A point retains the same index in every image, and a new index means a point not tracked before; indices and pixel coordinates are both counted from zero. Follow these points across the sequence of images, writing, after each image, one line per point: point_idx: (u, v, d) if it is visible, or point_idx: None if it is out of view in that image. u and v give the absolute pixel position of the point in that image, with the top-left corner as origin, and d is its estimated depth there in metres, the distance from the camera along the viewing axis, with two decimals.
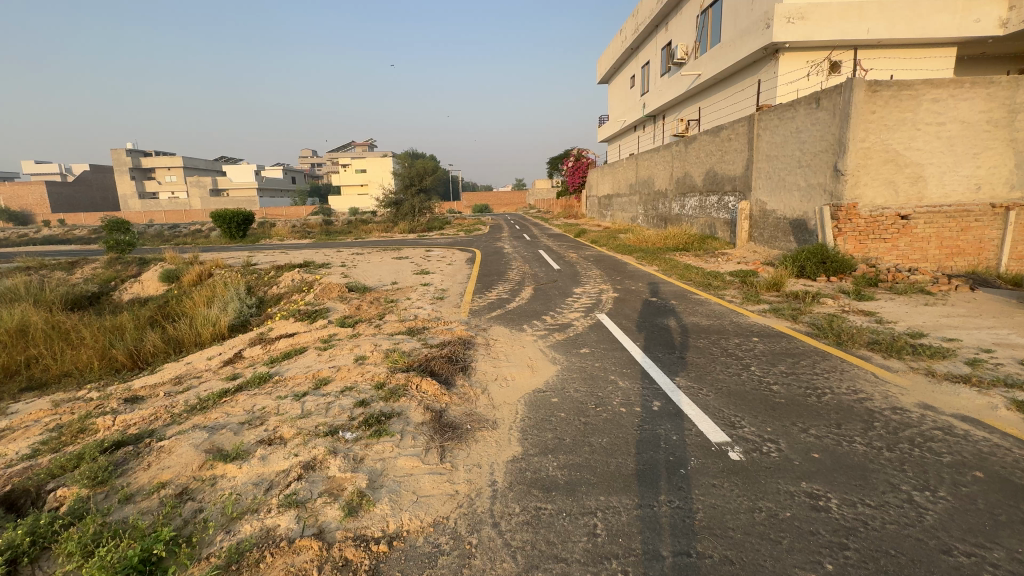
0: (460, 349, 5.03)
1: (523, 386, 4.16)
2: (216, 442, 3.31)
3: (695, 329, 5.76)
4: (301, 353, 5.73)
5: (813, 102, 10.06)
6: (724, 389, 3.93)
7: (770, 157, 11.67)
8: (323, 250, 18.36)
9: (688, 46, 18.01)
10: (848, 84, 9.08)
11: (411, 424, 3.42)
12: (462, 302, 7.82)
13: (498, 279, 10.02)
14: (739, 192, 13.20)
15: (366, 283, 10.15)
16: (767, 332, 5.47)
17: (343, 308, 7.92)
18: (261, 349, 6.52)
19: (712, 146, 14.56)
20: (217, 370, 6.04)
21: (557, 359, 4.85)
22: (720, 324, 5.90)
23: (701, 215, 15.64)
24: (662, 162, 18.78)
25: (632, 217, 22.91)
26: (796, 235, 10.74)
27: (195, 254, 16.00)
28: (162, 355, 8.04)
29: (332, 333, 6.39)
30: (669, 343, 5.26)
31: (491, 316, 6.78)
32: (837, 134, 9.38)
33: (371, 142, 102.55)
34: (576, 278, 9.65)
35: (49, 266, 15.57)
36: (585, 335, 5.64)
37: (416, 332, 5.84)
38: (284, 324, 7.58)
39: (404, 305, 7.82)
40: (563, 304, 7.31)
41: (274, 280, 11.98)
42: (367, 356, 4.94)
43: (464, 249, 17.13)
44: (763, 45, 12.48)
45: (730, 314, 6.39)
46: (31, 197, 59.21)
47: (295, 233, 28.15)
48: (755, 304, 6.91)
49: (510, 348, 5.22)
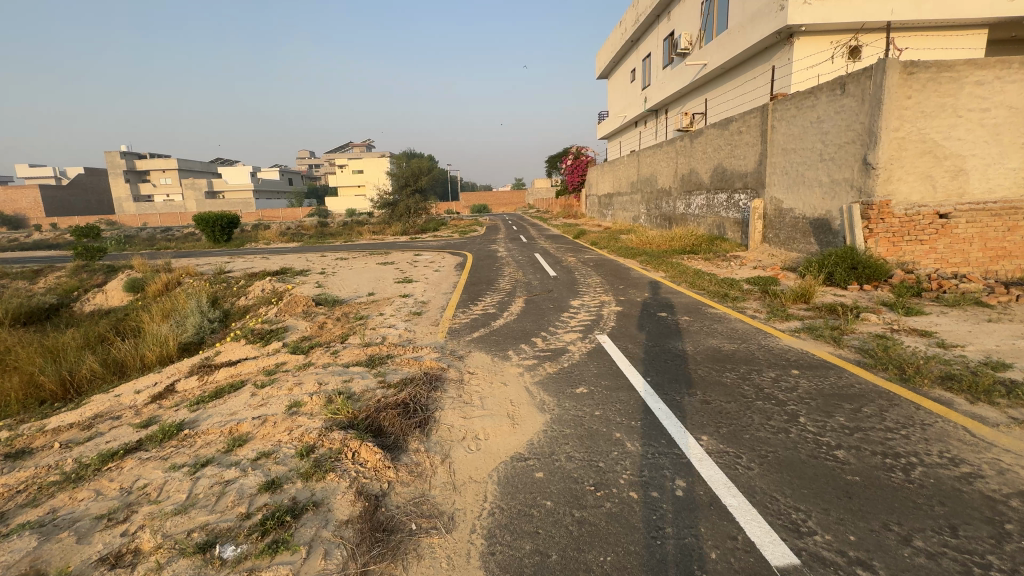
0: (422, 391, 3.96)
1: (497, 451, 3.11)
2: (37, 562, 2.25)
3: (717, 357, 4.68)
4: (235, 391, 4.67)
5: (837, 88, 9.00)
6: (770, 457, 2.87)
7: (786, 150, 10.63)
8: (306, 255, 17.30)
9: (692, 35, 16.95)
10: (879, 65, 8.02)
11: (329, 527, 2.37)
12: (441, 319, 6.76)
13: (486, 289, 8.96)
14: (751, 189, 12.14)
15: (339, 293, 9.11)
16: (806, 362, 4.40)
17: (304, 326, 6.85)
18: (196, 381, 5.46)
19: (720, 141, 13.51)
20: (139, 410, 5.00)
21: (545, 404, 3.78)
22: (745, 350, 4.83)
23: (708, 215, 14.56)
24: (666, 159, 17.72)
25: (634, 217, 21.83)
26: (818, 237, 9.67)
27: (168, 261, 14.97)
28: (99, 382, 7.00)
29: (279, 362, 5.33)
30: (686, 378, 4.19)
31: (471, 338, 5.70)
32: (867, 123, 8.33)
33: (368, 143, 101.34)
34: (573, 287, 8.60)
35: (11, 275, 14.53)
36: (582, 366, 4.56)
37: (376, 364, 4.77)
38: (233, 346, 6.49)
39: (375, 322, 6.77)
40: (559, 322, 6.26)
41: (244, 290, 10.94)
42: (303, 401, 3.88)
43: (455, 252, 15.97)
44: (777, 28, 11.41)
45: (756, 335, 5.33)
46: (23, 200, 58.35)
47: (284, 236, 27.05)
48: (783, 321, 5.84)
49: (488, 387, 4.15)
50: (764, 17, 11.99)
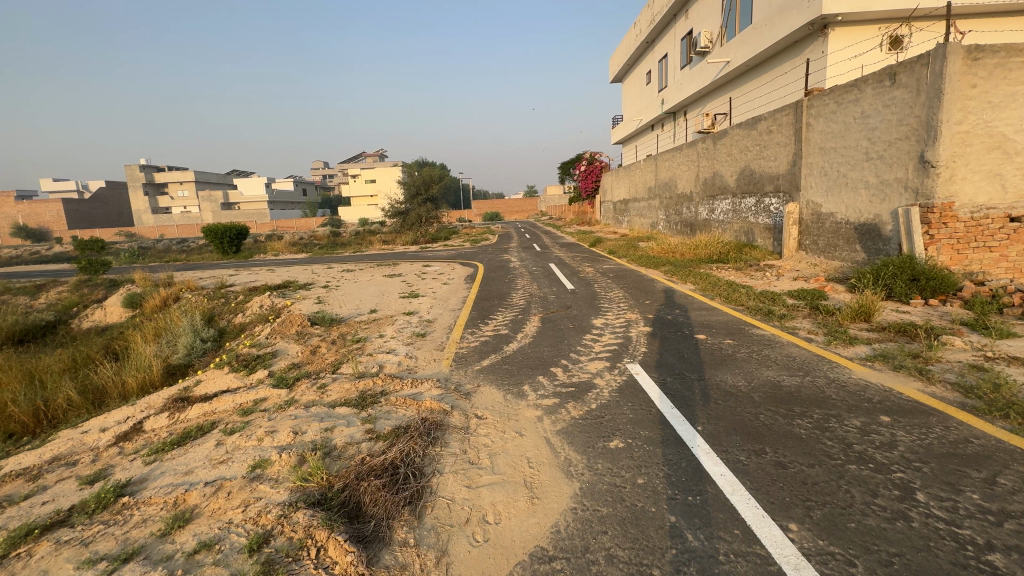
0: (417, 446, 3.19)
1: (510, 544, 2.31)
2: None
3: (778, 396, 3.82)
4: (201, 437, 3.93)
5: (885, 79, 8.12)
6: (898, 567, 2.03)
7: (825, 149, 9.73)
8: (313, 266, 16.76)
9: (713, 32, 16.10)
10: (937, 51, 7.11)
11: None
12: (447, 343, 5.98)
13: (498, 305, 8.20)
14: (783, 193, 11.22)
15: (339, 310, 8.43)
16: (896, 406, 3.51)
17: (296, 351, 6.15)
18: (166, 418, 4.75)
19: (747, 141, 12.63)
20: (97, 456, 4.31)
21: (572, 466, 2.97)
22: (811, 388, 3.95)
23: (734, 221, 13.63)
24: (686, 162, 16.85)
25: (652, 223, 20.94)
26: (865, 244, 8.73)
27: (170, 275, 14.52)
28: (75, 412, 6.35)
29: (259, 398, 4.61)
30: (746, 425, 3.34)
31: (479, 368, 4.91)
32: (923, 117, 7.41)
33: (381, 154, 101.87)
34: (595, 303, 7.77)
35: (14, 291, 14.21)
36: (614, 409, 3.74)
37: (366, 404, 4.01)
38: (215, 374, 5.79)
39: (374, 346, 6.05)
40: (581, 347, 5.47)
41: (243, 306, 10.32)
42: (269, 460, 3.12)
43: (466, 263, 15.29)
44: (811, 19, 10.55)
45: (818, 365, 4.47)
46: (46, 214, 59.54)
47: (294, 247, 26.61)
48: (847, 347, 4.93)
49: (500, 439, 3.35)
50: (796, 7, 11.13)
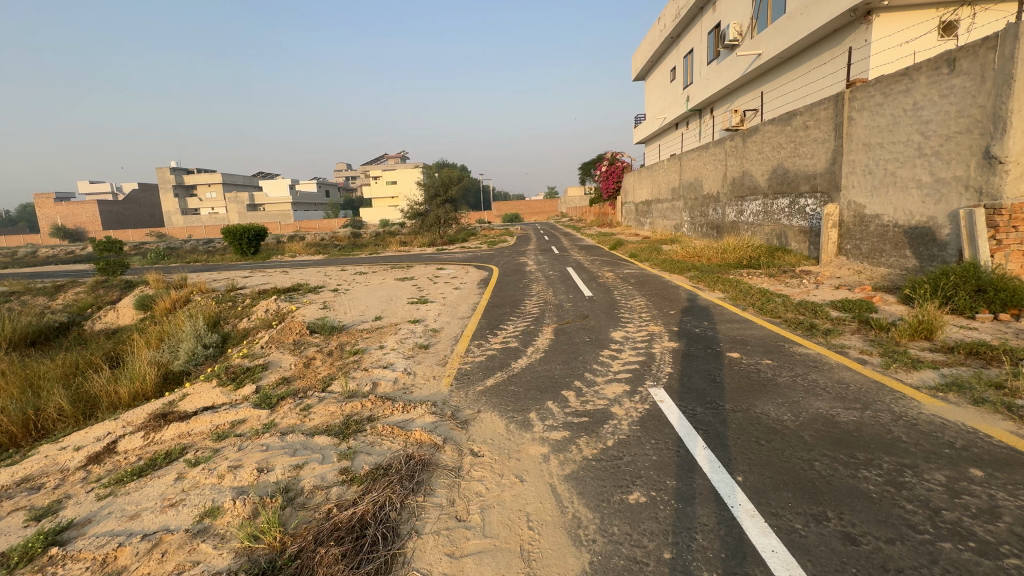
0: (394, 496, 2.66)
1: None
2: None
3: (833, 437, 3.16)
4: (163, 468, 3.48)
5: (942, 67, 7.29)
6: None
7: (869, 145, 8.89)
8: (326, 269, 16.53)
9: (742, 24, 15.25)
10: (1007, 32, 6.29)
11: None
12: (450, 357, 5.47)
13: (510, 313, 7.67)
14: (821, 193, 10.38)
15: (342, 317, 8.03)
16: (987, 456, 2.82)
17: (289, 363, 5.73)
18: (141, 439, 4.36)
19: (780, 138, 11.80)
20: (60, 482, 3.91)
21: (582, 530, 2.39)
22: (874, 426, 3.28)
23: (765, 223, 12.79)
24: (713, 161, 16.03)
25: (676, 225, 20.09)
26: (916, 249, 7.89)
27: (183, 277, 14.44)
28: (65, 422, 6.07)
29: (237, 419, 4.16)
30: (798, 478, 2.70)
31: (481, 390, 4.35)
32: (989, 107, 6.58)
33: (403, 156, 102.60)
34: (614, 313, 7.16)
35: (34, 291, 14.37)
36: (634, 449, 3.14)
37: (348, 434, 3.50)
38: (202, 388, 5.40)
39: (372, 359, 5.59)
40: (599, 365, 4.86)
41: (249, 311, 10.02)
42: (220, 508, 2.63)
43: (481, 266, 14.83)
44: (853, 4, 9.73)
45: (878, 396, 3.78)
46: (82, 215, 61.70)
47: (313, 249, 26.60)
48: (909, 372, 4.22)
49: (496, 485, 2.80)
50: None
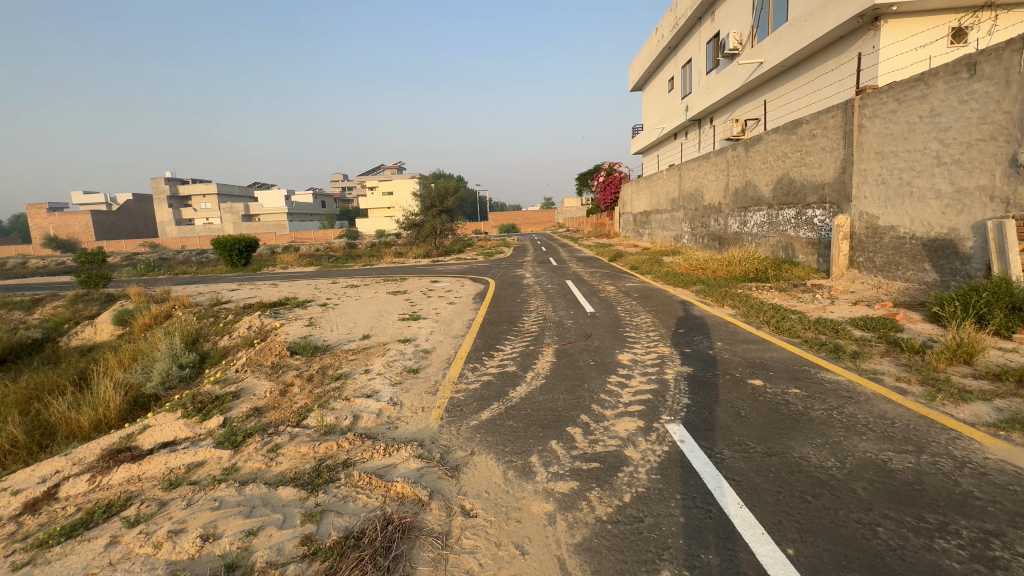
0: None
1: None
2: None
3: (892, 492, 2.66)
4: (96, 528, 2.93)
5: (961, 72, 6.94)
6: None
7: (882, 153, 8.51)
8: (317, 281, 15.98)
9: (742, 33, 15.01)
10: None
11: None
12: (441, 384, 4.96)
13: (508, 331, 7.17)
14: (830, 204, 9.98)
15: (328, 335, 7.50)
16: None
17: (264, 390, 5.19)
18: (86, 483, 3.81)
19: (785, 147, 11.45)
20: None
21: None
22: (937, 477, 2.78)
23: (771, 234, 12.39)
24: (714, 172, 15.70)
25: (676, 236, 19.70)
26: (936, 261, 7.47)
27: (167, 290, 13.86)
28: (15, 454, 5.48)
29: (194, 462, 3.62)
30: (863, 552, 2.20)
31: (475, 426, 3.82)
32: (1015, 112, 6.21)
33: (399, 167, 102.35)
34: (619, 332, 6.66)
35: (10, 304, 13.72)
36: (657, 507, 2.63)
37: (317, 486, 2.97)
38: (165, 419, 4.85)
39: (355, 385, 5.06)
40: (607, 395, 4.34)
41: (231, 327, 9.46)
42: None
43: (477, 279, 14.31)
44: (861, 9, 9.43)
45: (933, 435, 3.27)
46: (74, 225, 60.96)
47: (306, 260, 26.07)
48: (959, 405, 3.73)
49: (493, 561, 2.27)
50: None
